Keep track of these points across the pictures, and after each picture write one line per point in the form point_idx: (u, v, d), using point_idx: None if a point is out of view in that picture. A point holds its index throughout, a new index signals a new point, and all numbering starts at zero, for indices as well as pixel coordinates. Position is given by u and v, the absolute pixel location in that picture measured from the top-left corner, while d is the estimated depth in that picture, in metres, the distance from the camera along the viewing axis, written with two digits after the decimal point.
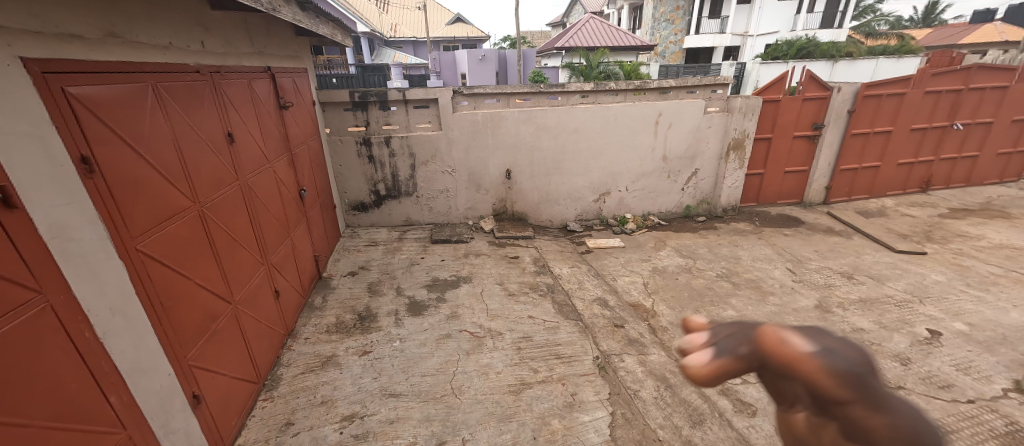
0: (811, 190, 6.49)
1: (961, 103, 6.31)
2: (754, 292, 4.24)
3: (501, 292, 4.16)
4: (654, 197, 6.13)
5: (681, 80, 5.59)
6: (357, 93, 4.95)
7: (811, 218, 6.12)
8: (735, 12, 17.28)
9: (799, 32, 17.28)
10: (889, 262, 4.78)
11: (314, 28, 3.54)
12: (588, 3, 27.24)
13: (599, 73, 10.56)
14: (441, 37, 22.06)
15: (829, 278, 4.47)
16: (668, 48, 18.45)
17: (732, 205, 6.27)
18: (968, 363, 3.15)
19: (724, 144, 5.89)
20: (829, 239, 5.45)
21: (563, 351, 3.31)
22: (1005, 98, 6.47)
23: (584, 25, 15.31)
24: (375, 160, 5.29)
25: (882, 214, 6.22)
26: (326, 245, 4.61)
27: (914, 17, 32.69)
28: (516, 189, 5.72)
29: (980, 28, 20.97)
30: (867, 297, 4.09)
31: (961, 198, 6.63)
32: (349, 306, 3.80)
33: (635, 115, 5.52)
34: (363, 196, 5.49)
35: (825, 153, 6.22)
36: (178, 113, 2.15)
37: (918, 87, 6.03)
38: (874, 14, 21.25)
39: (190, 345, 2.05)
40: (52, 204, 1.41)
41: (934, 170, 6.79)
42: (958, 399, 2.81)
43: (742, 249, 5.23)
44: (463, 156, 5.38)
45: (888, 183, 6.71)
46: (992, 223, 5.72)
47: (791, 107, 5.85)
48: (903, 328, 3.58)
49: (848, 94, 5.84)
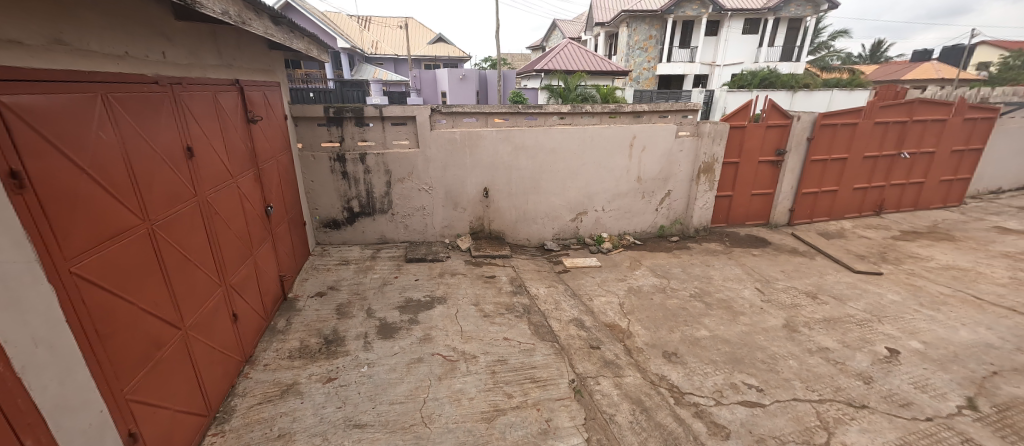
0: (777, 212, 6.77)
1: (906, 134, 6.80)
2: (726, 312, 4.32)
3: (477, 314, 4.06)
4: (629, 217, 6.22)
5: (653, 106, 5.84)
6: (332, 108, 4.86)
7: (777, 239, 6.36)
8: (704, 43, 18.27)
9: (762, 63, 18.41)
10: (849, 282, 4.99)
11: (287, 42, 3.48)
12: (567, 28, 28.20)
13: (577, 95, 10.84)
14: (422, 56, 22.20)
15: (796, 297, 4.62)
16: (642, 74, 19.17)
17: (704, 225, 6.44)
18: (925, 380, 3.27)
19: (695, 167, 6.10)
20: (794, 259, 5.66)
21: (539, 375, 3.24)
22: (944, 130, 7.03)
23: (562, 51, 15.84)
24: (349, 177, 5.16)
25: (842, 235, 6.54)
26: (293, 264, 4.41)
27: (864, 53, 35.57)
28: (494, 207, 5.69)
29: (919, 67, 23.05)
30: (831, 316, 4.23)
31: (910, 222, 7.07)
32: (315, 329, 3.62)
33: (610, 137, 5.65)
34: (335, 213, 5.32)
35: (788, 178, 6.52)
36: (130, 125, 2.03)
37: (868, 118, 6.48)
38: (827, 50, 23.02)
39: (128, 377, 1.87)
40: None
41: (886, 194, 7.24)
42: (917, 416, 2.90)
43: (714, 269, 5.35)
44: (441, 173, 5.33)
45: (846, 207, 7.09)
46: (939, 245, 6.11)
47: (756, 133, 6.15)
48: (864, 346, 3.71)
49: (806, 122, 6.20)
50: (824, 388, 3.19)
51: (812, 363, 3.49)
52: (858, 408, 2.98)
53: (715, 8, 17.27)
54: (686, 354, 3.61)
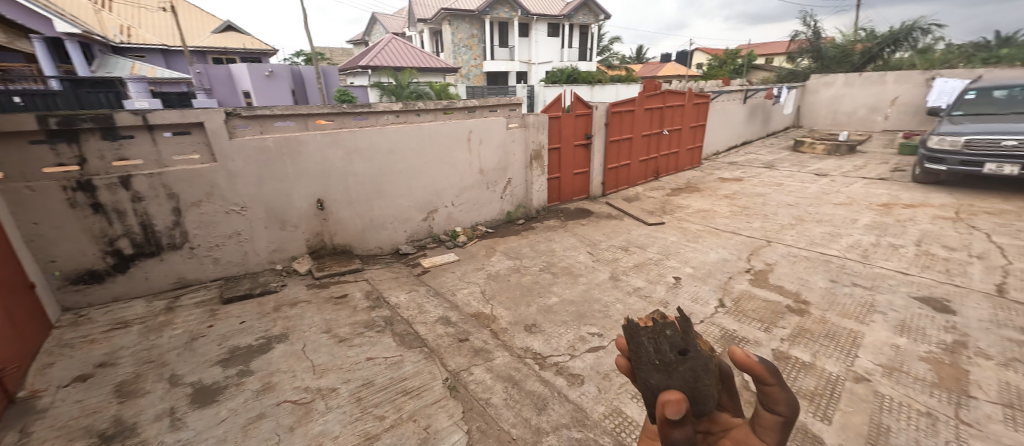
0: (594, 186, 8.08)
1: (665, 115, 9.01)
2: (569, 277, 4.98)
3: (329, 341, 3.61)
4: (479, 208, 6.46)
5: (483, 101, 6.15)
6: (55, 117, 3.46)
7: (596, 208, 7.62)
8: (518, 42, 20.17)
9: (566, 61, 21.46)
10: (647, 233, 6.37)
11: None
12: (389, 24, 27.08)
13: (410, 93, 10.58)
14: (207, 47, 17.94)
15: (615, 253, 5.64)
16: (472, 71, 20.05)
17: (542, 205, 7.22)
18: (698, 294, 4.45)
19: (527, 154, 6.73)
20: (610, 222, 6.90)
21: (410, 385, 3.10)
22: (686, 111, 9.59)
23: (386, 47, 15.15)
24: (108, 210, 3.83)
25: (638, 198, 8.28)
26: (20, 347, 3.05)
27: (632, 55, 45.29)
28: (333, 219, 5.09)
29: (667, 65, 30.68)
30: (640, 262, 5.34)
31: (677, 181, 9.45)
32: (82, 428, 2.61)
33: (447, 133, 5.72)
34: (93, 262, 3.89)
35: (597, 157, 7.84)
36: None
37: (642, 105, 8.30)
38: (609, 51, 28.42)
39: None
40: None
41: (660, 162, 9.47)
42: (697, 322, 3.94)
43: (554, 242, 6.07)
44: (255, 190, 4.47)
45: (638, 175, 8.99)
46: (694, 195, 8.36)
47: (569, 121, 7.15)
48: (662, 280, 4.82)
49: (603, 110, 7.54)
50: None
51: (632, 302, 4.34)
52: None
53: (522, 12, 19.19)
54: (544, 322, 4.02)
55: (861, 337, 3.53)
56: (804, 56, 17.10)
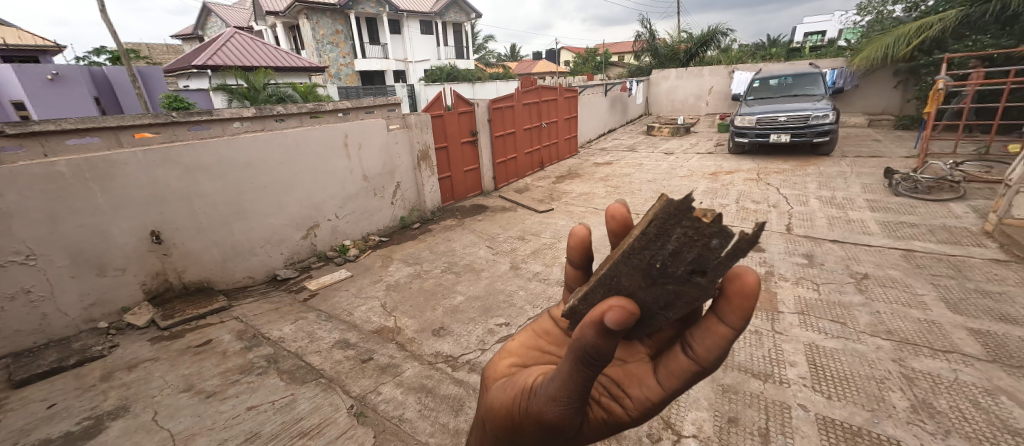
0: (485, 181, 8.23)
1: (541, 109, 9.61)
2: (472, 273, 4.98)
3: (194, 400, 2.97)
4: (367, 217, 6.01)
5: (355, 103, 5.78)
6: None
7: (490, 203, 7.77)
8: (390, 40, 19.25)
9: (444, 60, 21.27)
10: (540, 220, 6.75)
11: None
12: (231, 17, 23.23)
13: (269, 96, 9.28)
14: None
15: (513, 243, 5.84)
16: (341, 70, 18.32)
17: (437, 206, 7.05)
18: None
19: (414, 155, 6.49)
20: (504, 215, 7.11)
21: (308, 425, 2.74)
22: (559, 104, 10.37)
23: (228, 43, 12.89)
24: None
25: (527, 188, 8.70)
26: None
27: (507, 53, 47.12)
28: (179, 253, 4.19)
29: (538, 63, 32.71)
30: (536, 248, 5.64)
31: (559, 169, 10.20)
32: None
33: (318, 139, 5.15)
34: None
35: (485, 153, 7.99)
36: None
37: (520, 100, 8.71)
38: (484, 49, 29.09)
39: None
40: None
41: (543, 153, 10.11)
42: None
43: (453, 242, 6.00)
44: (50, 229, 3.40)
45: (525, 167, 9.45)
46: (575, 180, 9.14)
47: (453, 119, 7.10)
48: (557, 261, 5.16)
49: (484, 107, 7.68)
50: (545, 301, 4.26)
51: (534, 287, 4.55)
52: None
53: (390, 8, 18.33)
54: (452, 323, 3.95)
55: None
56: (647, 54, 19.90)
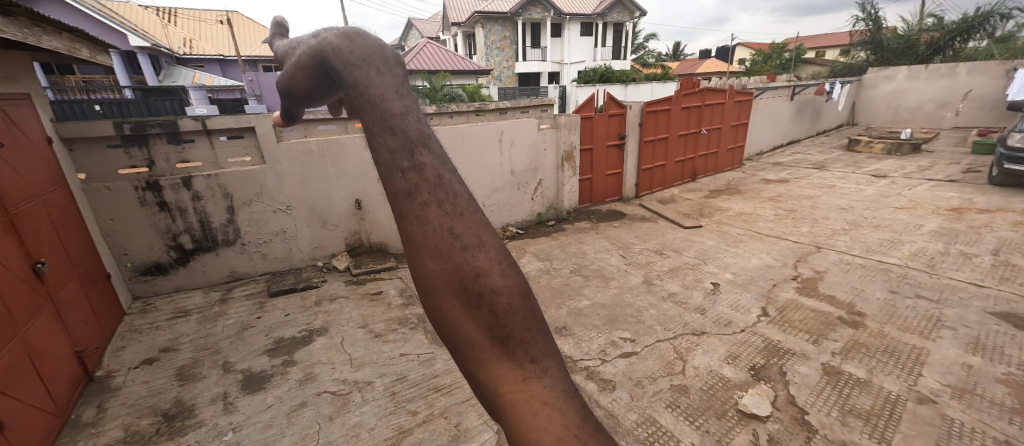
0: (626, 187, 7.90)
1: (703, 114, 8.67)
2: (600, 280, 4.88)
3: (366, 336, 3.74)
4: (509, 209, 6.48)
5: (514, 103, 6.19)
6: (129, 124, 3.81)
7: (629, 210, 7.45)
8: (551, 43, 19.98)
9: (599, 61, 21.08)
10: (683, 236, 6.17)
11: (30, 40, 2.60)
12: (423, 28, 27.71)
13: (443, 96, 10.67)
14: (257, 56, 19.10)
15: (649, 256, 5.49)
16: (503, 73, 20.00)
17: (574, 207, 7.12)
18: (738, 302, 4.24)
19: (559, 155, 6.67)
20: (643, 225, 6.72)
21: (441, 382, 3.16)
22: (726, 110, 9.17)
23: (421, 51, 15.41)
24: (171, 208, 4.17)
25: (673, 200, 8.03)
26: (98, 333, 3.38)
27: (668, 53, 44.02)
28: (370, 219, 5.28)
29: (706, 63, 29.50)
30: (675, 266, 5.17)
31: (714, 182, 9.08)
32: (147, 407, 2.86)
33: (479, 135, 5.76)
34: (158, 256, 4.24)
35: (630, 158, 7.67)
36: None
37: (679, 104, 8.05)
38: (644, 50, 27.68)
39: None
40: None
41: (697, 164, 9.13)
42: (736, 330, 3.76)
43: (586, 245, 5.98)
44: (299, 190, 4.70)
45: (674, 176, 8.72)
46: (734, 197, 8.00)
47: (601, 122, 7.02)
48: (698, 285, 4.64)
49: (637, 110, 7.36)
50: (677, 325, 3.89)
51: (666, 308, 4.20)
52: (700, 335, 3.72)
53: (555, 12, 19.05)
54: (573, 325, 3.96)
55: (927, 354, 3.25)
56: (860, 48, 15.84)
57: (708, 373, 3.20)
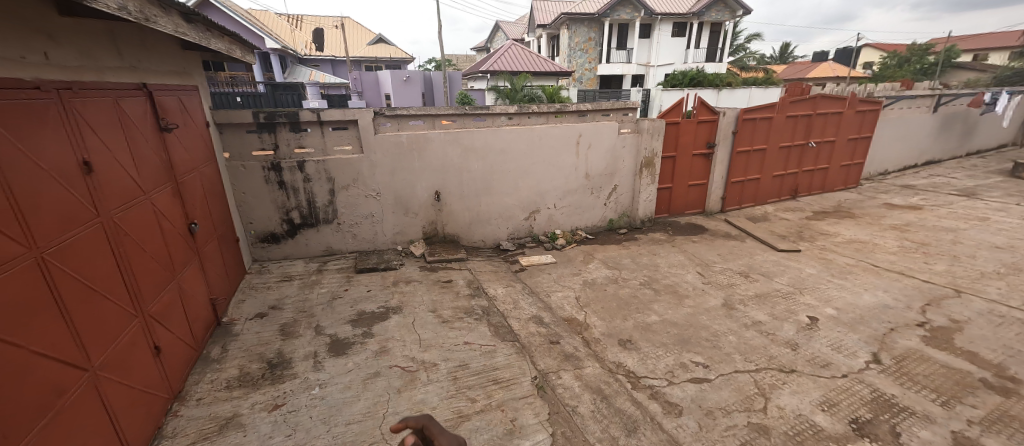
0: (711, 200, 7.30)
1: (813, 125, 7.65)
2: (672, 297, 4.58)
3: (435, 321, 3.95)
4: (580, 213, 6.37)
5: (596, 104, 5.96)
6: (262, 113, 4.49)
7: (712, 225, 6.89)
8: (638, 44, 19.16)
9: (690, 64, 19.72)
10: (775, 260, 5.52)
11: (203, 42, 3.18)
12: (510, 30, 28.38)
13: (523, 96, 10.80)
14: (361, 56, 21.17)
15: (731, 278, 5.02)
16: (585, 74, 19.71)
17: (649, 216, 6.77)
18: (840, 342, 3.70)
19: (638, 161, 6.38)
20: (728, 243, 6.16)
21: (501, 375, 3.22)
22: (842, 121, 7.99)
23: (505, 52, 15.76)
24: (287, 187, 4.82)
25: (766, 218, 7.23)
26: (226, 286, 4.05)
27: (774, 56, 39.69)
28: (446, 211, 5.56)
29: (820, 67, 25.98)
30: (762, 292, 4.66)
31: (820, 203, 7.98)
32: (256, 354, 3.35)
33: (557, 136, 5.74)
34: (273, 226, 4.94)
35: (718, 169, 7.06)
36: (7, 138, 1.76)
37: (782, 112, 7.20)
38: (745, 51, 25.23)
39: (21, 431, 1.64)
40: None
41: (799, 180, 8.10)
42: (835, 374, 3.28)
43: (660, 257, 5.66)
44: (388, 179, 5.13)
45: (769, 192, 7.83)
46: (844, 222, 6.96)
47: (688, 128, 6.57)
48: (790, 316, 4.13)
49: (731, 117, 6.75)
50: (760, 358, 3.50)
51: (748, 337, 3.80)
52: (788, 373, 3.30)
53: (646, 12, 18.18)
54: (639, 340, 3.78)
55: None
56: None
57: (794, 417, 2.84)
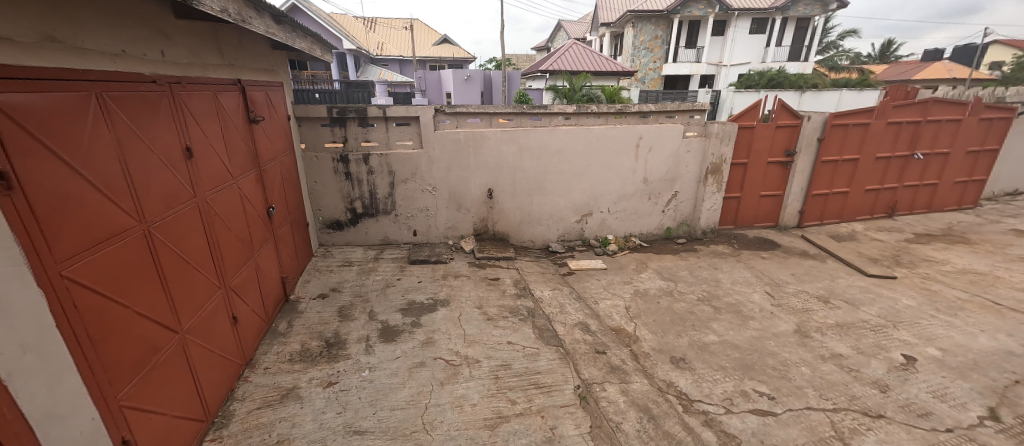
0: (786, 213, 6.61)
1: (920, 134, 6.62)
2: (735, 317, 4.19)
3: (480, 317, 3.98)
4: (636, 219, 6.08)
5: (660, 105, 5.67)
6: (335, 109, 4.82)
7: (786, 241, 6.23)
8: (710, 42, 17.89)
9: (769, 63, 18.07)
10: (863, 286, 4.86)
11: (289, 42, 3.45)
12: (573, 29, 27.98)
13: (582, 96, 10.51)
14: (426, 56, 22.09)
15: (807, 302, 4.49)
16: (648, 75, 18.69)
17: (712, 227, 6.28)
18: (944, 389, 3.16)
19: (704, 167, 5.94)
20: (804, 262, 5.53)
21: (543, 380, 3.15)
22: (959, 130, 6.83)
23: (566, 51, 15.48)
24: (352, 178, 5.12)
25: (853, 238, 6.40)
26: (295, 265, 4.40)
27: (872, 54, 35.18)
28: (498, 209, 5.59)
29: (931, 67, 22.58)
30: (844, 321, 4.12)
31: (924, 224, 6.91)
32: (316, 332, 3.59)
33: (616, 138, 5.51)
34: (338, 214, 5.29)
35: (797, 180, 6.37)
36: (127, 124, 2.01)
37: (881, 118, 6.32)
38: (836, 49, 22.61)
39: (122, 382, 1.86)
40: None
41: (898, 196, 7.07)
42: (937, 427, 2.80)
43: (722, 272, 5.22)
44: (444, 174, 5.26)
45: (858, 208, 6.93)
46: (955, 248, 5.95)
47: (765, 134, 6.00)
48: (879, 353, 3.60)
49: (817, 122, 6.05)
50: (839, 396, 3.09)
51: (824, 371, 3.38)
52: (875, 418, 2.88)
53: (721, 8, 16.86)
54: (695, 360, 3.51)
55: None
56: None
57: None
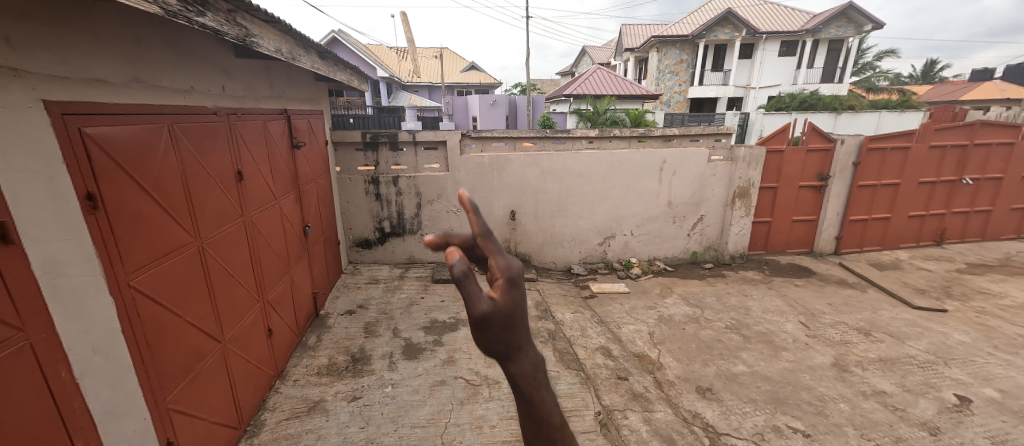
0: (821, 240, 6.38)
1: (968, 158, 6.30)
2: (767, 347, 4.03)
3: None
4: (660, 242, 6.02)
5: (684, 130, 5.75)
6: (369, 134, 5.11)
7: (822, 269, 5.97)
8: (738, 65, 17.77)
9: (801, 85, 17.72)
10: (908, 319, 4.57)
11: (331, 75, 3.75)
12: (597, 55, 28.51)
13: (606, 119, 10.60)
14: (455, 82, 22.96)
15: (846, 334, 4.27)
16: (673, 97, 18.61)
17: (740, 252, 6.11)
18: (1005, 435, 2.92)
19: (730, 191, 5.84)
20: (842, 291, 5.28)
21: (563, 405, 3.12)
22: (1013, 154, 6.45)
23: (591, 75, 15.72)
24: (382, 198, 5.35)
25: (897, 267, 6.07)
26: (326, 281, 4.59)
27: (914, 75, 33.71)
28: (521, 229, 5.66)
29: (979, 88, 21.48)
30: (887, 355, 3.89)
31: (978, 253, 6.47)
32: (343, 347, 3.72)
33: (639, 162, 5.54)
34: (368, 233, 5.52)
35: (832, 204, 6.15)
36: (191, 151, 2.26)
37: (922, 141, 6.07)
38: (874, 70, 21.90)
39: (170, 386, 2.01)
40: (77, 274, 1.55)
41: (946, 223, 6.68)
42: None
43: (752, 299, 5.05)
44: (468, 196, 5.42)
45: (900, 235, 6.59)
46: (1015, 280, 5.52)
47: (795, 157, 5.87)
48: (928, 392, 3.36)
49: (852, 146, 5.87)
50: (882, 437, 2.90)
51: (866, 408, 3.19)
52: None
53: (749, 32, 16.81)
54: (722, 391, 3.39)
55: None
56: None
57: None
